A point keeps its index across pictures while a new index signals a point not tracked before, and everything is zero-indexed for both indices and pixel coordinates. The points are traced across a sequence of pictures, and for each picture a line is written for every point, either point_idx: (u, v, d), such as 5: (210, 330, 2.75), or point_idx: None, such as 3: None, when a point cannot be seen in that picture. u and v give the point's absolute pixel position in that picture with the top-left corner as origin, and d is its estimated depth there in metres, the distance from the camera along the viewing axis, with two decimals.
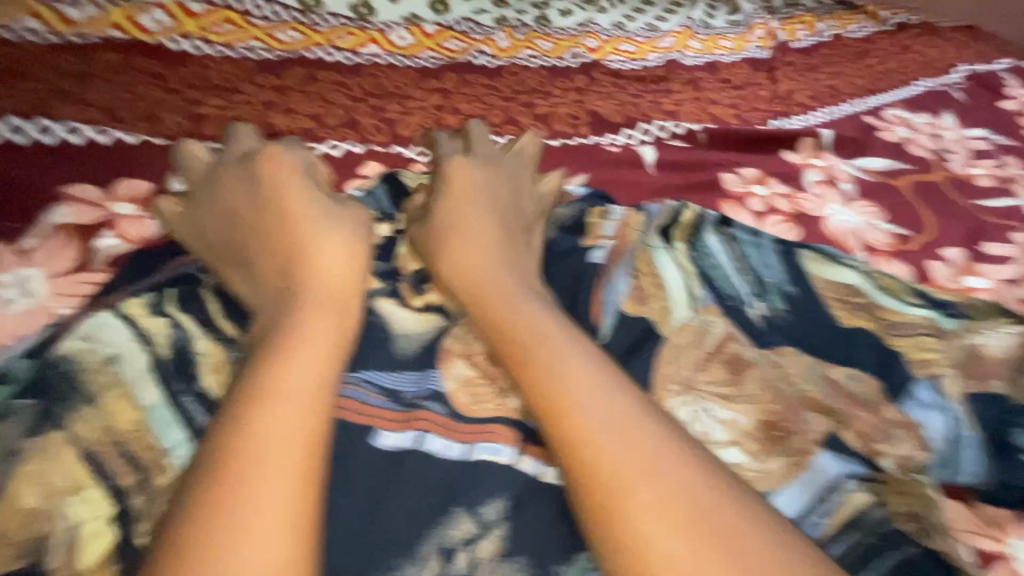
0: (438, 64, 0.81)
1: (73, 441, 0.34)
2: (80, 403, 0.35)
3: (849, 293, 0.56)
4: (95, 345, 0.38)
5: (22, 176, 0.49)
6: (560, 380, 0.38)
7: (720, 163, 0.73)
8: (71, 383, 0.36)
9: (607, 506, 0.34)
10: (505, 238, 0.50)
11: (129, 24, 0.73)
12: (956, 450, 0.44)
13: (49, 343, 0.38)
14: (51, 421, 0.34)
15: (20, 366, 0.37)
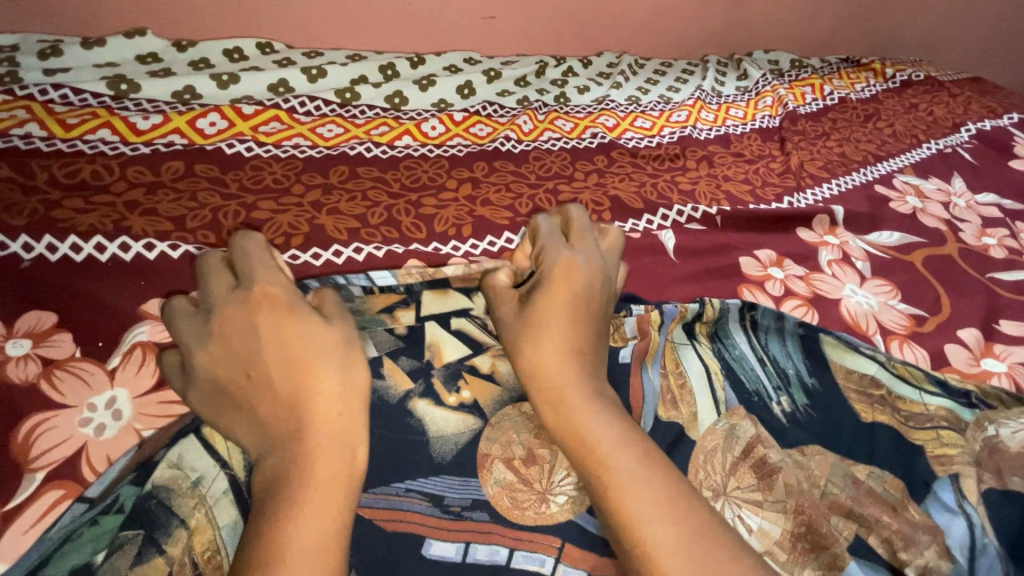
0: (467, 152, 0.87)
1: (167, 565, 0.39)
2: (179, 528, 0.40)
3: (868, 384, 0.59)
4: (183, 470, 0.43)
5: (108, 298, 0.55)
6: (594, 444, 0.43)
7: (737, 247, 0.76)
8: (165, 509, 0.41)
9: None
10: (565, 333, 0.50)
11: (190, 130, 0.80)
12: (979, 557, 0.45)
13: (146, 469, 0.43)
14: (152, 546, 0.39)
15: (125, 492, 0.41)
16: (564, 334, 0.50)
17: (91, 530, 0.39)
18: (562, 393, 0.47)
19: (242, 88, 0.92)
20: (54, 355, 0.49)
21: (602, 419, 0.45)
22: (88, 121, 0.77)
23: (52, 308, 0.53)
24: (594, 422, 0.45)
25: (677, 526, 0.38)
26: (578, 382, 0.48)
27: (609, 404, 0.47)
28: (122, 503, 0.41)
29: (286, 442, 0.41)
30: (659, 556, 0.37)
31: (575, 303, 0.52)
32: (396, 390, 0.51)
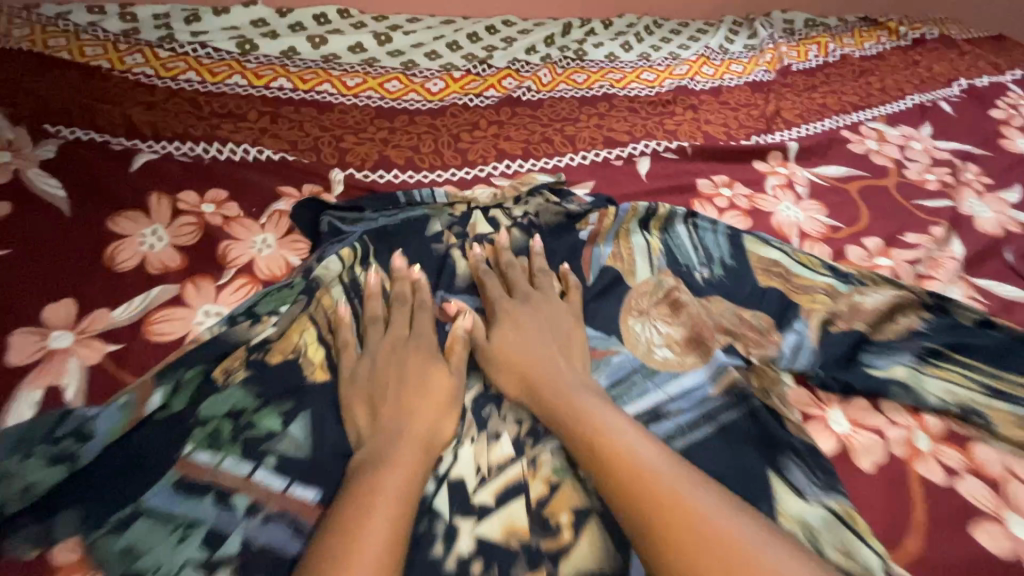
0: (496, 100, 1.12)
1: (307, 310, 0.67)
2: (314, 293, 0.68)
3: (771, 264, 0.81)
4: (327, 268, 0.70)
5: (255, 180, 0.85)
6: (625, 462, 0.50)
7: (698, 173, 0.98)
8: (315, 287, 0.68)
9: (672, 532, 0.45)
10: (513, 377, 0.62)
11: (295, 78, 1.09)
12: (796, 353, 0.69)
13: (310, 268, 0.70)
14: (304, 301, 0.67)
15: (297, 280, 0.69)
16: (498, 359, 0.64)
17: (278, 295, 0.67)
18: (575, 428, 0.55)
19: (330, 48, 1.20)
20: (230, 213, 0.79)
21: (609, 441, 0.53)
22: (228, 71, 1.08)
23: (224, 186, 0.83)
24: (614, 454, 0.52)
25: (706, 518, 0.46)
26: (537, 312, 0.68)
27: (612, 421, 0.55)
28: (294, 283, 0.68)
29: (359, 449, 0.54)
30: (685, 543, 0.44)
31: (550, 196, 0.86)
32: (442, 246, 0.78)
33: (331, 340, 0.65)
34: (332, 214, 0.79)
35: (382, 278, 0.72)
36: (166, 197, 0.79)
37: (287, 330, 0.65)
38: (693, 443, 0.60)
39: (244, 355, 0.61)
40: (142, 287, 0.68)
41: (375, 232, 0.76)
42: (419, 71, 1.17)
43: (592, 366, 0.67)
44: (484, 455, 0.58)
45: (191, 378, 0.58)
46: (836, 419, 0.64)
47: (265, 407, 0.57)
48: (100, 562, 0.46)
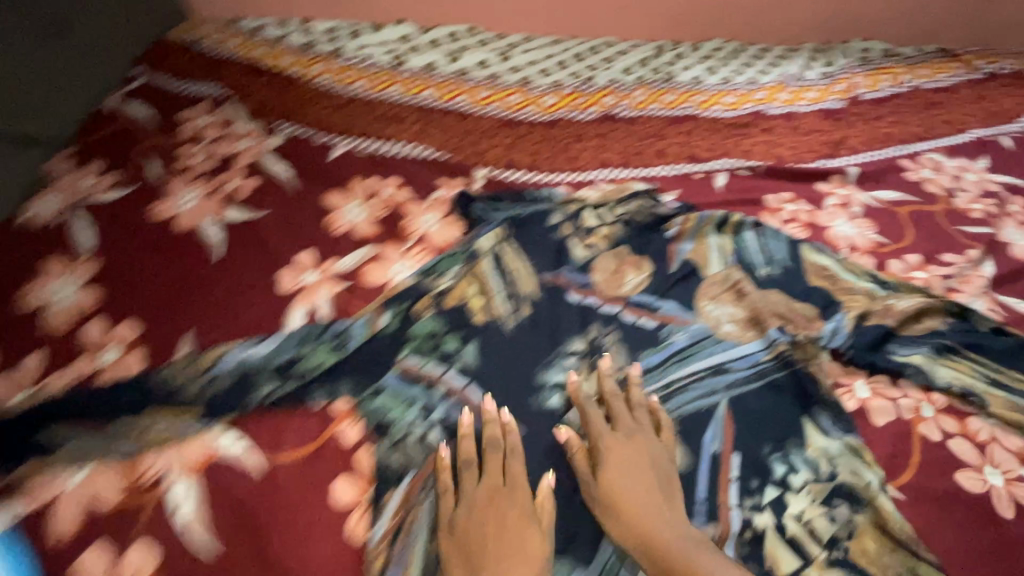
0: (598, 116, 1.34)
1: (469, 271, 0.93)
2: (473, 259, 0.95)
3: (822, 269, 1.01)
4: (483, 243, 0.97)
5: (419, 172, 1.11)
6: None
7: (768, 189, 1.18)
8: (475, 255, 0.95)
9: None
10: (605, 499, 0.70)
11: (438, 89, 1.36)
12: (833, 334, 0.89)
13: (471, 242, 0.97)
14: (468, 265, 0.94)
15: (462, 250, 0.96)
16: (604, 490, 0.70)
17: (449, 259, 0.94)
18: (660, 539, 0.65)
19: (462, 63, 1.46)
20: (405, 196, 1.06)
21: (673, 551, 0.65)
22: (387, 81, 1.36)
23: (397, 175, 1.10)
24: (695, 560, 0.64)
25: None
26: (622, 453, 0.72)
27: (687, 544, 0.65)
28: (460, 251, 0.96)
29: None
30: None
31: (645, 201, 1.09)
32: (560, 233, 1.02)
33: (487, 292, 0.91)
34: (479, 202, 1.05)
35: (520, 252, 0.98)
36: (360, 182, 1.07)
37: (456, 282, 0.91)
38: (746, 391, 0.83)
39: (431, 299, 0.87)
40: (354, 246, 0.96)
41: (511, 220, 1.03)
42: (535, 87, 1.42)
43: (676, 328, 0.90)
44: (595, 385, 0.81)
45: (399, 308, 0.85)
46: (860, 387, 0.85)
47: (449, 334, 0.84)
48: (363, 414, 0.74)
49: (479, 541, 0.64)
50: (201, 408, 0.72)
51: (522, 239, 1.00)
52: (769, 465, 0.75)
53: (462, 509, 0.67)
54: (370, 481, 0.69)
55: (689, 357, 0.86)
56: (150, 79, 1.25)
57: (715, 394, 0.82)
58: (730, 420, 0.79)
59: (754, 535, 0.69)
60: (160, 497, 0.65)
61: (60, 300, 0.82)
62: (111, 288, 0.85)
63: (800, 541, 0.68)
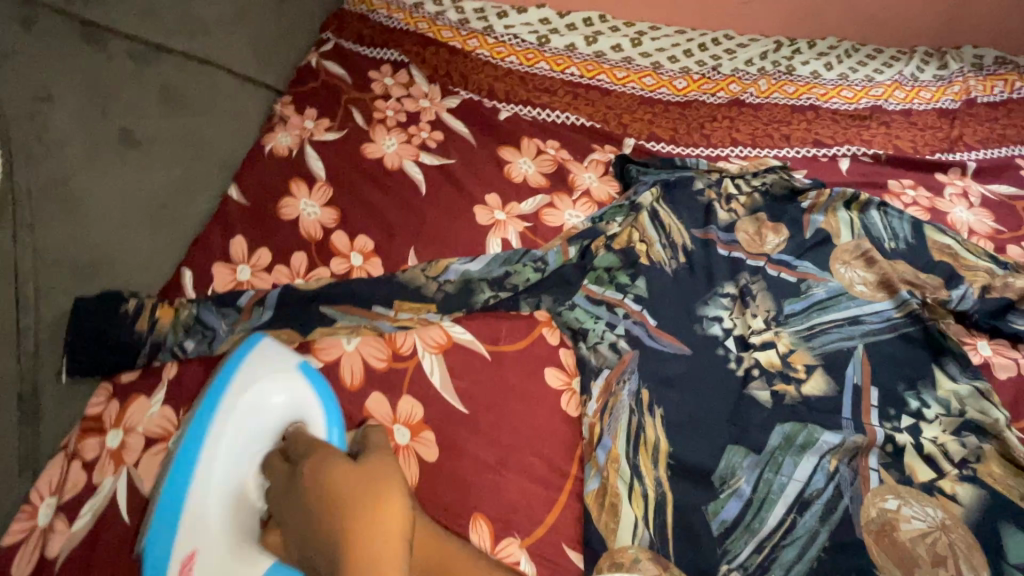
0: (726, 100, 1.47)
1: (633, 219, 1.07)
2: (636, 210, 1.08)
3: (944, 248, 1.12)
4: (644, 197, 1.11)
5: (576, 138, 1.27)
6: None
7: (889, 175, 1.28)
8: (637, 208, 1.09)
9: None
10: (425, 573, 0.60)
11: (581, 68, 1.50)
12: (961, 298, 0.99)
13: (632, 196, 1.11)
14: (632, 214, 1.08)
15: (625, 202, 1.10)
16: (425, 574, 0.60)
17: (614, 209, 1.09)
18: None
19: (598, 47, 1.60)
20: (567, 157, 1.22)
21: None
22: (536, 58, 1.51)
23: (557, 139, 1.26)
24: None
25: None
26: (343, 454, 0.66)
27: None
28: (623, 203, 1.10)
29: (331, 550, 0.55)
30: None
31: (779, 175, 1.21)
32: (705, 197, 1.16)
33: (649, 239, 1.05)
34: (633, 164, 1.19)
35: (673, 211, 1.12)
36: (529, 141, 1.23)
37: (624, 229, 1.06)
38: (881, 339, 0.95)
39: (605, 239, 1.02)
40: (531, 193, 1.13)
41: (662, 182, 1.16)
42: (665, 71, 1.55)
43: (815, 283, 1.03)
44: (749, 322, 0.94)
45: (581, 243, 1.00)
46: (983, 346, 0.95)
47: (622, 269, 0.99)
48: (563, 323, 0.90)
49: (316, 512, 0.59)
50: (437, 304, 0.88)
51: (673, 200, 1.14)
52: (904, 399, 0.87)
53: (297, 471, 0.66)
54: (575, 372, 0.85)
55: (827, 307, 0.99)
56: (338, 43, 1.42)
57: (853, 339, 0.94)
58: (867, 361, 0.92)
59: (895, 449, 0.81)
60: (416, 364, 0.82)
61: (310, 214, 1.01)
62: (345, 207, 1.03)
63: (935, 458, 0.80)
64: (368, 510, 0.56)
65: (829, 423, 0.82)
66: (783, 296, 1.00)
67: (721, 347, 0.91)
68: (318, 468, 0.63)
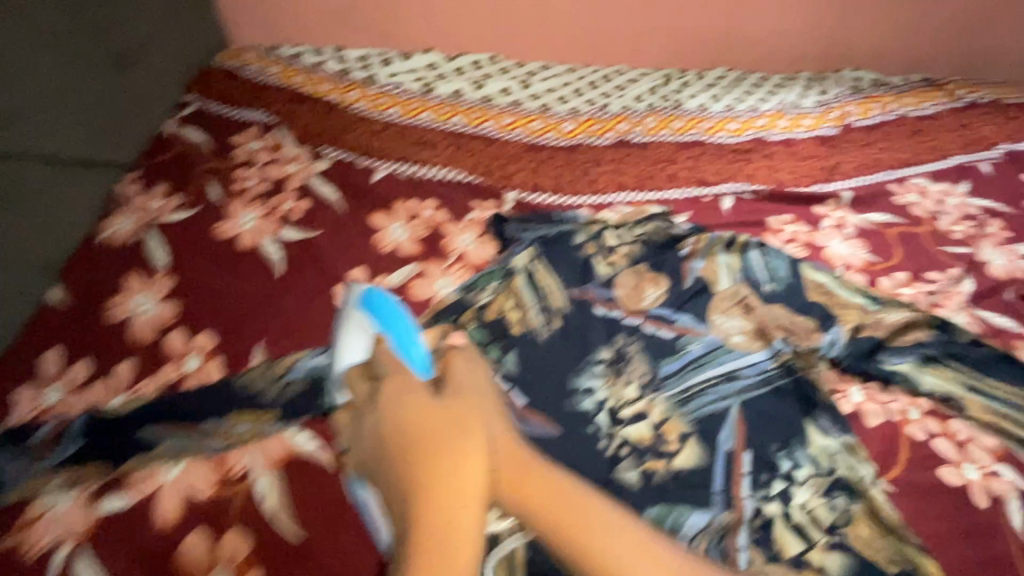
0: (614, 142, 1.46)
1: (506, 286, 1.03)
2: (509, 275, 1.04)
3: (820, 286, 1.13)
4: (518, 261, 1.06)
5: (455, 195, 1.22)
6: (590, 552, 0.62)
7: (769, 211, 1.30)
8: (511, 272, 1.05)
9: (595, 559, 0.62)
10: (511, 471, 0.69)
11: (466, 116, 1.46)
12: (829, 344, 1.01)
13: (505, 259, 1.07)
14: (505, 281, 1.03)
15: (498, 266, 1.05)
16: (518, 478, 0.69)
17: (487, 275, 1.04)
18: (596, 535, 0.63)
19: (486, 91, 1.57)
20: (443, 217, 1.16)
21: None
22: (419, 109, 1.46)
23: (434, 198, 1.20)
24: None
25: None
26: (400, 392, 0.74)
27: (659, 539, 0.63)
28: (495, 268, 1.05)
29: (408, 485, 0.66)
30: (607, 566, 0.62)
31: (659, 223, 1.20)
32: (585, 251, 1.13)
33: (522, 306, 1.01)
34: (510, 222, 1.15)
35: (550, 270, 1.07)
36: (402, 205, 1.17)
37: (495, 297, 1.01)
38: (756, 395, 0.93)
39: (473, 313, 0.98)
40: (400, 263, 1.07)
41: (540, 239, 1.13)
42: (554, 114, 1.53)
43: (692, 339, 1.00)
44: (622, 392, 0.91)
45: (446, 322, 0.96)
46: (855, 393, 0.96)
47: (490, 345, 0.95)
48: None
49: (404, 510, 0.64)
50: (278, 410, 0.81)
51: (551, 256, 1.09)
52: (776, 461, 0.85)
53: (366, 439, 0.72)
54: None
55: (704, 365, 0.96)
56: (201, 104, 1.36)
57: (728, 399, 0.92)
58: (742, 422, 0.90)
59: (763, 522, 0.79)
60: (248, 488, 0.74)
61: (143, 311, 0.92)
62: (188, 300, 0.94)
63: (803, 527, 0.79)
64: (450, 489, 0.65)
65: (695, 501, 0.81)
66: (659, 356, 0.97)
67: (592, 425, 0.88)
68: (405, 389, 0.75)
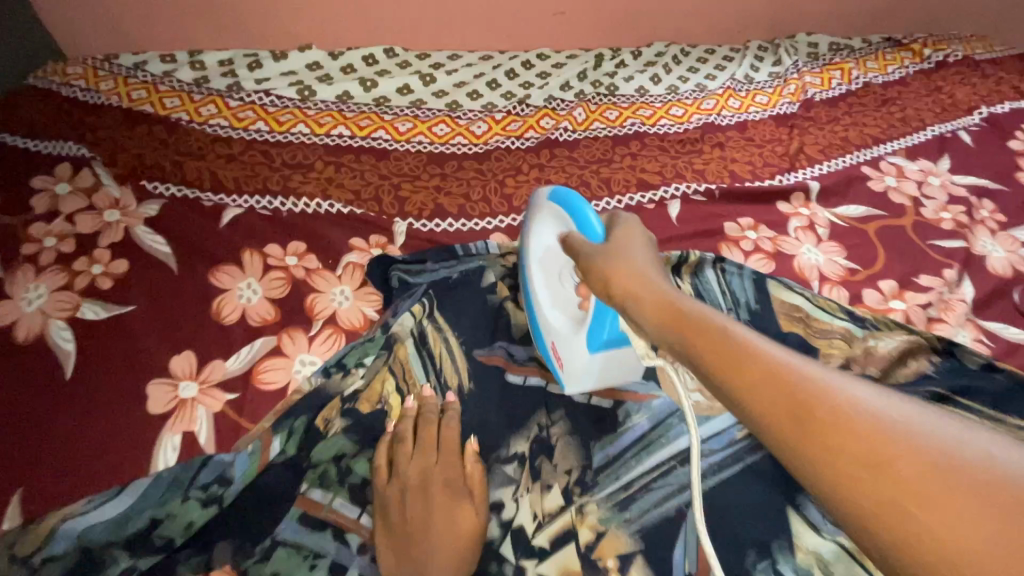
0: (537, 142, 1.20)
1: (385, 363, 0.78)
2: (391, 346, 0.79)
3: (793, 310, 0.90)
4: (403, 323, 0.80)
5: (328, 234, 0.94)
6: (744, 369, 0.45)
7: (725, 215, 1.07)
8: (392, 342, 0.79)
9: (747, 381, 0.45)
10: (665, 314, 0.57)
11: (352, 124, 1.18)
12: None
13: (387, 321, 0.79)
14: (383, 356, 0.78)
15: (377, 333, 0.78)
16: (681, 318, 0.55)
17: (360, 347, 0.77)
18: (820, 406, 0.40)
19: (380, 91, 1.28)
20: (310, 266, 0.90)
21: (958, 459, 0.33)
22: (292, 120, 1.17)
23: (301, 240, 0.93)
24: (874, 448, 0.36)
25: (792, 434, 0.40)
26: (635, 264, 0.66)
27: (854, 377, 0.42)
28: (373, 335, 0.78)
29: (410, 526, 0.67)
30: (823, 417, 0.39)
31: None
32: (496, 297, 0.88)
33: (406, 391, 0.78)
34: (397, 266, 0.89)
35: (446, 333, 0.82)
36: (256, 253, 0.90)
37: (371, 382, 0.77)
38: (720, 482, 0.70)
39: (339, 404, 0.74)
40: (246, 339, 0.80)
41: (436, 286, 0.86)
42: (463, 113, 1.26)
43: (636, 407, 0.76)
44: (538, 503, 0.69)
45: (299, 426, 0.70)
46: None
47: (360, 453, 0.73)
48: None
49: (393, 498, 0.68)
50: None
51: (451, 308, 0.85)
52: None
53: (426, 424, 0.74)
54: None
55: (650, 449, 0.72)
56: None
57: (684, 491, 0.69)
58: (703, 530, 0.66)
59: None
60: None
61: None
62: None
63: None
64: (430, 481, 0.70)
65: None
66: (592, 438, 0.74)
67: (496, 560, 0.67)
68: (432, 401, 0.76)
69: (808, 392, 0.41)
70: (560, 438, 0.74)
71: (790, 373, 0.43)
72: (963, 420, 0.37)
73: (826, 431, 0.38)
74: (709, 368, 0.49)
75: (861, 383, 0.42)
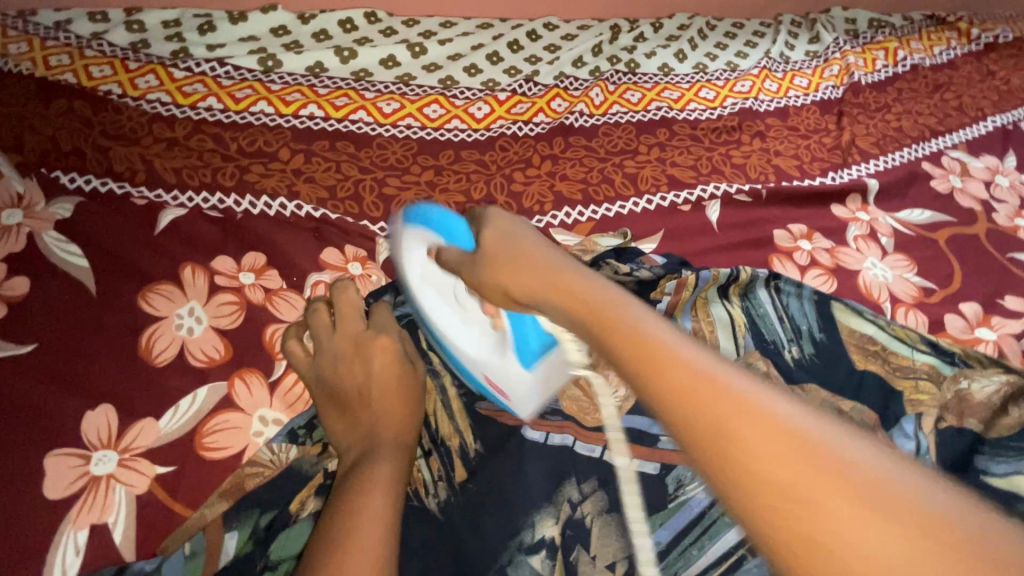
0: (548, 128, 1.02)
1: None
2: None
3: (866, 341, 0.74)
4: None
5: (294, 245, 0.76)
6: (647, 356, 0.34)
7: (774, 220, 0.90)
8: None
9: (645, 364, 0.34)
10: (564, 304, 0.42)
11: (325, 102, 0.97)
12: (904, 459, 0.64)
13: None
14: None
15: None
16: (582, 302, 0.41)
17: None
18: (745, 423, 0.30)
19: (359, 62, 1.07)
20: (271, 285, 0.71)
21: (900, 499, 0.26)
22: (251, 96, 0.95)
23: (260, 251, 0.74)
24: (828, 505, 0.26)
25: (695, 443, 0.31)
26: (526, 247, 0.49)
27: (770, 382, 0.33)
28: None
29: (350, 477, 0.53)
30: (729, 421, 0.30)
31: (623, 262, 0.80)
32: None
33: None
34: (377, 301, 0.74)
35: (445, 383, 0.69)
36: (201, 269, 0.70)
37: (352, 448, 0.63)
38: None
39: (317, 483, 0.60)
40: (184, 386, 0.62)
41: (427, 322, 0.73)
42: (460, 91, 1.05)
43: (688, 474, 0.61)
44: None
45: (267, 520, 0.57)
46: None
47: None
48: None
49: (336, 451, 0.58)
50: None
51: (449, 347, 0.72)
52: None
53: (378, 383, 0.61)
54: None
55: (713, 532, 0.57)
56: None
57: None
58: None
59: None
60: None
61: None
62: None
63: None
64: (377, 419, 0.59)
65: None
66: None
67: None
68: (364, 464, 0.54)
69: (723, 398, 0.31)
70: (597, 519, 0.58)
71: (707, 363, 0.33)
72: (886, 445, 0.30)
73: (747, 454, 0.29)
74: (614, 362, 0.36)
75: (780, 391, 0.32)
